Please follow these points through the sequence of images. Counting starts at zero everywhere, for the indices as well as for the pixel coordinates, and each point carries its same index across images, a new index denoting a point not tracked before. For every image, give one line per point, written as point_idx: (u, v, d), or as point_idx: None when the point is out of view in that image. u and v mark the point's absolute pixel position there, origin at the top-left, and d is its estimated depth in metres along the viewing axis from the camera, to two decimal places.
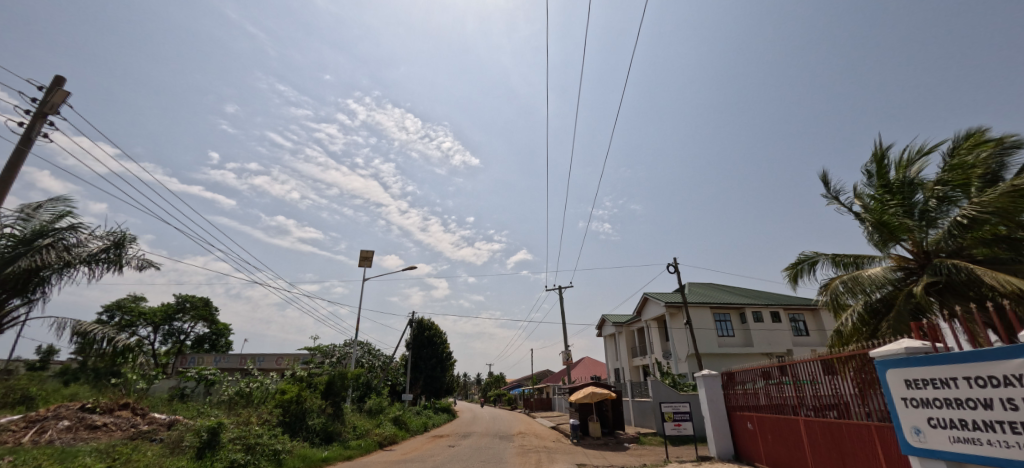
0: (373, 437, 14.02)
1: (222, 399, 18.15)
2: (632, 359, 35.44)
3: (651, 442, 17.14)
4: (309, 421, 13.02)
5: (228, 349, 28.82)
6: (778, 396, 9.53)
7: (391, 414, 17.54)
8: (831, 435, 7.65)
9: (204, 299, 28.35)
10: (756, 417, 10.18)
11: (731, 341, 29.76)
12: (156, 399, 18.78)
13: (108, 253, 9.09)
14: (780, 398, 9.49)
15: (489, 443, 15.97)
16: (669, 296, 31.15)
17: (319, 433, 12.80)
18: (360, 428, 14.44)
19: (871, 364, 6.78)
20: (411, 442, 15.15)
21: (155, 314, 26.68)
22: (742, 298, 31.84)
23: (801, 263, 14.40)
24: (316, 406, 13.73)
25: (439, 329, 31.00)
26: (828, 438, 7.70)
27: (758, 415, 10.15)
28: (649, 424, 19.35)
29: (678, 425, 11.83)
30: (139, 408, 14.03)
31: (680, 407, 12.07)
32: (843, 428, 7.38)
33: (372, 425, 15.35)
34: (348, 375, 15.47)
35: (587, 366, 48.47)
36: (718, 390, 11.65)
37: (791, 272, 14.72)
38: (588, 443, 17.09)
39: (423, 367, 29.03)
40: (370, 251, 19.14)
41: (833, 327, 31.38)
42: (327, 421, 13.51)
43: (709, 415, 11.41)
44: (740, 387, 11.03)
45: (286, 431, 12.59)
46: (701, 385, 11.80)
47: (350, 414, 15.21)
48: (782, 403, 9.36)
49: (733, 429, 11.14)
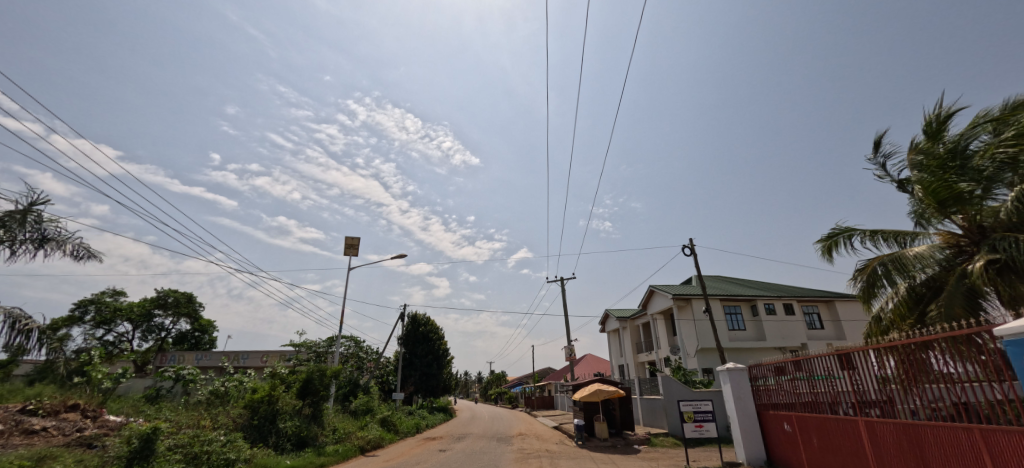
0: (353, 442, 12.48)
1: (196, 399, 16.66)
2: (638, 355, 33.90)
3: (664, 444, 15.61)
4: (279, 424, 11.55)
5: (212, 347, 27.44)
6: (823, 392, 8.04)
7: (377, 415, 16.01)
8: (875, 437, 6.68)
9: (187, 295, 26.89)
10: (794, 417, 8.69)
11: (743, 335, 28.27)
12: (124, 400, 17.25)
13: (14, 222, 8.40)
14: (825, 394, 7.98)
15: (485, 447, 14.42)
16: (676, 289, 29.60)
17: (292, 437, 11.37)
18: (339, 431, 12.91)
19: (962, 347, 5.23)
20: (399, 446, 13.67)
21: (133, 309, 24.93)
22: (753, 290, 30.33)
23: (837, 235, 13.69)
24: (290, 409, 12.29)
25: (434, 324, 29.46)
26: (903, 444, 6.17)
27: (796, 415, 8.66)
28: (660, 423, 17.83)
29: (701, 426, 10.30)
30: (91, 410, 12.56)
31: (702, 406, 10.50)
32: (899, 428, 6.27)
33: (355, 428, 13.84)
34: (332, 372, 14.02)
35: (590, 363, 46.95)
36: (746, 386, 10.13)
37: (824, 245, 14.15)
38: (594, 445, 15.56)
39: (418, 364, 27.53)
40: (356, 238, 17.62)
41: (849, 319, 29.86)
42: (302, 424, 12.01)
43: (736, 416, 9.90)
44: (776, 383, 9.48)
45: (252, 435, 11.12)
46: (724, 382, 10.33)
47: (330, 415, 13.74)
48: (814, 400, 8.26)
49: (765, 431, 9.72)
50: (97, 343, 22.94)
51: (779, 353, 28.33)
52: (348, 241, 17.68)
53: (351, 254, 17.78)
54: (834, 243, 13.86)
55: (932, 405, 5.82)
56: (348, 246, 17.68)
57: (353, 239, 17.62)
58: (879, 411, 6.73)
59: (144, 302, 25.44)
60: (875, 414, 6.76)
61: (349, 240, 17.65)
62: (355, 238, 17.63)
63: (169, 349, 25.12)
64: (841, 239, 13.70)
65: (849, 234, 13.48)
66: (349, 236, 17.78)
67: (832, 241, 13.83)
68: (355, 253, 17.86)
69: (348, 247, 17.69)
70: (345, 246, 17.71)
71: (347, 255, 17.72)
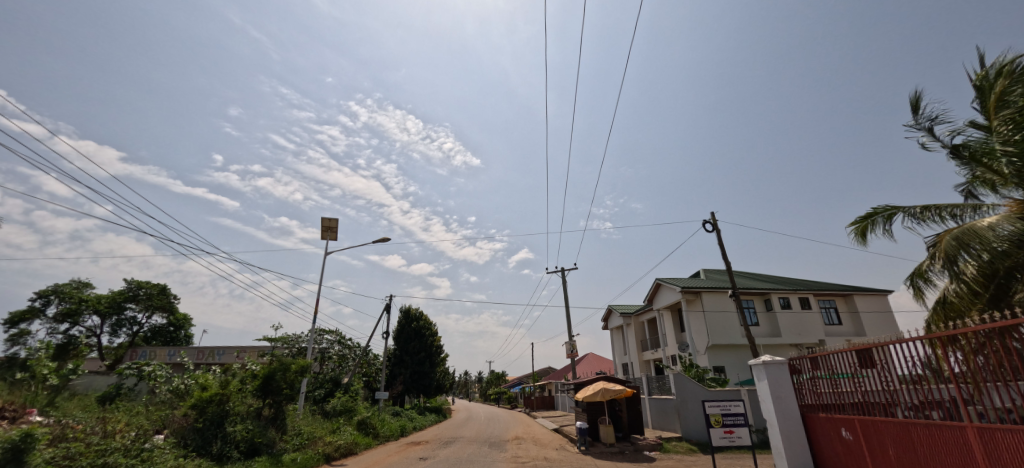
0: (317, 448, 10.66)
1: (153, 399, 14.89)
2: (643, 353, 32.12)
3: (678, 450, 13.94)
4: (228, 427, 9.80)
5: (188, 343, 25.76)
6: (880, 391, 6.56)
7: (357, 417, 14.25)
8: (936, 445, 5.57)
9: (161, 287, 25.25)
10: (852, 423, 7.03)
11: (756, 331, 26.43)
12: (74, 400, 15.48)
13: None
14: (884, 394, 6.50)
15: (474, 453, 12.64)
16: (684, 282, 27.79)
17: (243, 443, 9.63)
18: (304, 437, 11.11)
19: None
20: (377, 452, 12.07)
21: (101, 301, 23.09)
22: (767, 283, 28.50)
23: (874, 216, 11.81)
24: (243, 412, 10.46)
25: (428, 320, 27.70)
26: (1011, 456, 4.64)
27: (854, 420, 7.02)
28: (672, 427, 16.07)
29: (731, 433, 8.51)
30: (11, 410, 10.78)
31: (732, 407, 8.68)
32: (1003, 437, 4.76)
33: (325, 432, 12.00)
34: (305, 369, 12.22)
35: (592, 362, 45.04)
36: (787, 383, 8.31)
37: (859, 227, 12.29)
38: (599, 451, 13.74)
39: (409, 362, 25.69)
40: (333, 220, 15.83)
41: (868, 312, 28.10)
42: (256, 427, 10.20)
43: (776, 420, 8.10)
44: (824, 381, 7.86)
45: (194, 442, 9.40)
46: (760, 379, 8.50)
47: (299, 418, 12.05)
48: (863, 401, 6.97)
49: (813, 438, 7.96)
50: (60, 339, 21.16)
51: (795, 350, 26.51)
52: (324, 224, 15.85)
53: (330, 238, 16.01)
54: (869, 225, 11.99)
55: (1007, 407, 4.77)
56: (325, 229, 15.89)
57: (331, 221, 15.83)
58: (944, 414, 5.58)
59: (115, 294, 23.71)
60: (940, 417, 5.63)
61: (326, 223, 15.85)
62: (333, 220, 15.83)
63: (141, 344, 23.44)
64: (880, 220, 11.80)
65: (889, 213, 11.61)
66: (326, 219, 15.98)
67: (867, 222, 11.97)
68: (333, 237, 16.10)
69: (325, 230, 15.89)
70: (322, 229, 15.92)
71: (325, 239, 15.96)
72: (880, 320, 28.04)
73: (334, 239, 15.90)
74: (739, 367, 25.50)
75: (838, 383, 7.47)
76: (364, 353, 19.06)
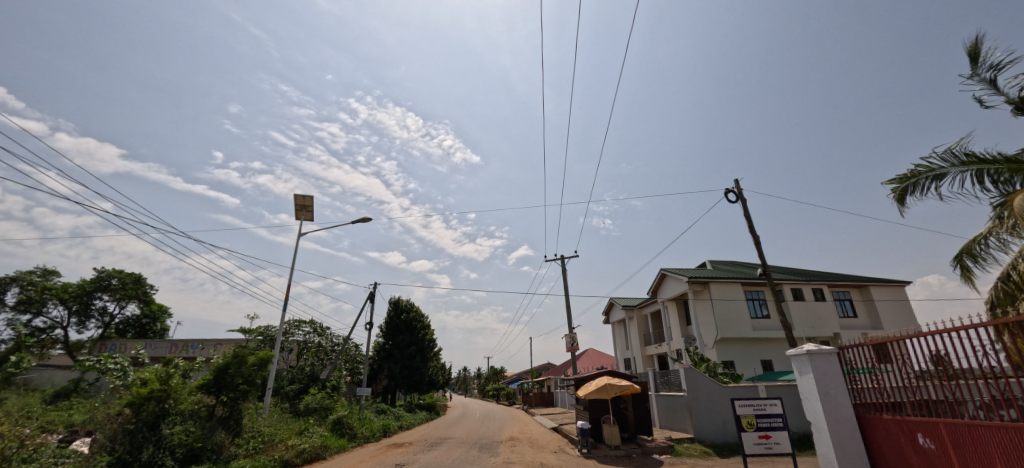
0: (273, 453, 9.10)
1: (106, 396, 13.35)
2: (646, 348, 30.62)
3: (691, 453, 12.47)
4: (165, 429, 8.30)
5: (164, 336, 24.19)
6: (928, 387, 5.64)
7: (331, 415, 12.75)
8: (1021, 454, 4.51)
9: (135, 276, 23.59)
10: (915, 426, 5.80)
11: (767, 324, 24.91)
12: (20, 397, 13.93)
13: None
14: (932, 391, 5.58)
15: (460, 457, 11.08)
16: (691, 272, 26.27)
17: (180, 448, 8.15)
18: (260, 440, 9.58)
19: None
20: (351, 457, 10.57)
21: (67, 290, 21.50)
22: (777, 274, 26.99)
23: (917, 178, 10.28)
24: (188, 409, 8.91)
25: (420, 312, 26.26)
26: None
27: (909, 423, 5.87)
28: (684, 427, 14.57)
29: (767, 438, 7.00)
30: None
31: (769, 407, 7.16)
32: None
33: (290, 433, 10.47)
34: (266, 361, 10.67)
35: (592, 357, 43.54)
36: (837, 376, 6.77)
37: (897, 190, 10.78)
38: (603, 455, 12.21)
39: (399, 356, 24.16)
40: (309, 197, 14.23)
41: (885, 305, 26.57)
42: (201, 427, 8.69)
43: (825, 421, 6.58)
44: (867, 376, 6.69)
45: (118, 448, 7.83)
46: (803, 373, 6.99)
47: (261, 418, 10.56)
48: (921, 398, 5.82)
49: (872, 446, 6.42)
50: (19, 330, 19.57)
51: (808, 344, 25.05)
52: (298, 202, 14.26)
53: (305, 217, 14.47)
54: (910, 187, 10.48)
55: None
56: (300, 208, 14.32)
57: (305, 199, 14.25)
58: (1021, 413, 4.55)
59: (83, 283, 22.09)
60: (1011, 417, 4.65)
61: (300, 201, 14.25)
62: (308, 198, 14.24)
63: (112, 337, 21.86)
64: (924, 182, 10.26)
65: (937, 174, 10.04)
66: (300, 196, 14.37)
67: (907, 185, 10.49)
68: (309, 216, 14.55)
69: (300, 208, 14.33)
70: (296, 208, 14.34)
71: (300, 219, 14.40)
72: (898, 313, 26.56)
73: (309, 219, 14.38)
74: (749, 361, 23.99)
75: (878, 378, 6.48)
76: (345, 345, 17.50)
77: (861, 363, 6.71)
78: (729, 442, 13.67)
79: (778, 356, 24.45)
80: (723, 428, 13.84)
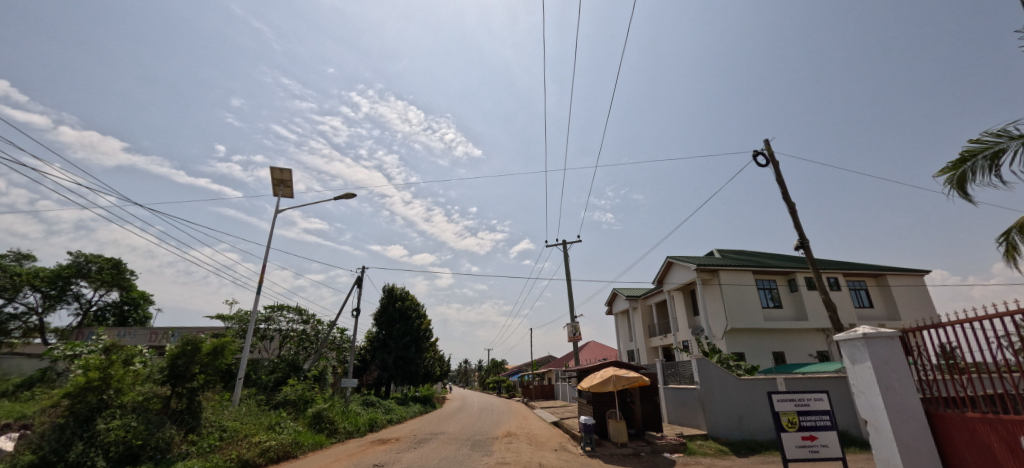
0: (232, 452, 7.91)
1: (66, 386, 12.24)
2: (650, 339, 29.44)
3: (706, 452, 11.30)
4: (101, 424, 7.09)
5: (145, 323, 23.12)
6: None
7: (310, 408, 11.64)
8: None
9: (114, 261, 22.50)
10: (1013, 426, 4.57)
11: (779, 314, 23.69)
12: None
13: None
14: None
15: (450, 455, 9.89)
16: (699, 259, 24.99)
17: (115, 447, 6.93)
18: (218, 438, 8.39)
19: None
20: (327, 455, 9.42)
21: (41, 275, 20.38)
22: (789, 263, 25.67)
23: (972, 159, 8.48)
24: (134, 402, 7.79)
25: (415, 300, 25.16)
26: None
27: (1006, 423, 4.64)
28: (697, 423, 13.40)
29: (812, 440, 5.80)
30: None
31: (814, 402, 5.93)
32: None
33: (259, 428, 9.32)
34: (222, 346, 9.30)
35: (595, 350, 42.47)
36: (899, 364, 5.52)
37: (953, 176, 9.01)
38: (608, 454, 11.01)
39: (393, 346, 23.02)
40: (286, 171, 12.96)
41: (903, 296, 25.25)
42: (146, 421, 7.50)
43: (887, 421, 5.36)
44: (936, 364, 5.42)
45: (41, 447, 6.61)
46: (856, 361, 5.77)
47: (225, 411, 9.42)
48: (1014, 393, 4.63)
49: (948, 451, 5.19)
50: None
51: (822, 336, 23.83)
52: (275, 177, 13.02)
53: (283, 193, 13.26)
54: (966, 171, 8.71)
55: None
56: (277, 183, 13.09)
57: (283, 173, 13.01)
58: None
59: (59, 268, 20.93)
60: None
61: (277, 176, 13.01)
62: (286, 173, 13.00)
63: (90, 324, 20.78)
64: (984, 161, 8.40)
65: (996, 150, 8.15)
66: (277, 171, 13.11)
67: (962, 169, 8.70)
68: (288, 192, 13.34)
69: (277, 183, 13.11)
70: (273, 183, 13.11)
71: (277, 196, 13.17)
72: (917, 304, 25.25)
73: (287, 196, 13.18)
74: (760, 353, 22.79)
75: (950, 367, 5.22)
76: (330, 333, 16.35)
77: (929, 348, 5.43)
78: (746, 440, 12.49)
79: (791, 347, 23.26)
80: (739, 424, 12.71)
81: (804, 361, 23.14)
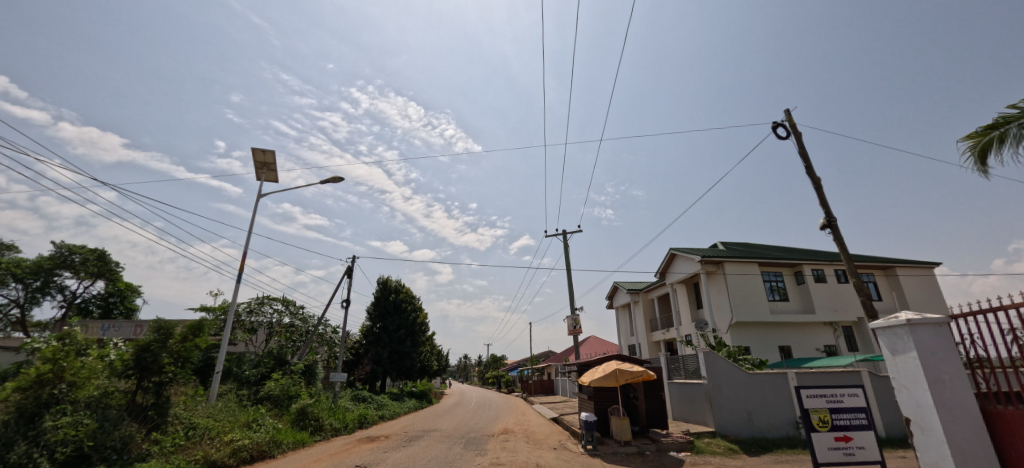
0: (198, 453, 7.19)
1: None
2: (652, 334, 28.77)
3: (715, 450, 10.61)
4: (49, 422, 6.31)
5: (132, 316, 22.40)
6: None
7: (293, 405, 10.95)
8: None
9: (100, 251, 21.74)
10: None
11: (786, 307, 23.01)
12: None
13: None
14: None
15: (440, 455, 9.18)
16: (703, 251, 24.25)
17: (63, 449, 6.11)
18: (184, 437, 7.65)
19: None
20: (308, 454, 8.74)
21: (22, 266, 19.60)
22: (796, 255, 24.93)
23: (1004, 128, 7.67)
24: (91, 397, 7.10)
25: (411, 293, 24.45)
26: None
27: None
28: (704, 420, 12.74)
29: (847, 442, 5.09)
30: None
31: (848, 399, 5.23)
32: None
33: (233, 426, 8.62)
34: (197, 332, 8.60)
35: (594, 344, 41.86)
36: (949, 355, 4.80)
37: (978, 146, 8.27)
38: (611, 452, 10.31)
39: (387, 340, 22.36)
40: (269, 152, 12.18)
41: (913, 289, 24.55)
42: (101, 419, 6.76)
43: (934, 419, 4.67)
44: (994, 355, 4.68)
45: None
46: (898, 351, 5.07)
47: (197, 407, 8.76)
48: None
49: (1010, 456, 4.46)
50: None
51: (829, 330, 23.15)
52: (258, 159, 12.25)
53: (267, 177, 12.51)
54: (994, 141, 7.95)
55: None
56: (260, 167, 12.34)
57: (266, 155, 12.23)
58: None
59: (41, 259, 20.11)
60: None
61: (260, 158, 12.24)
62: (268, 155, 12.23)
63: (73, 317, 20.01)
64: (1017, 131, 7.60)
65: None
66: (260, 152, 12.33)
67: (991, 138, 7.92)
68: (272, 176, 12.59)
69: (260, 166, 12.35)
70: (255, 165, 12.35)
71: (260, 180, 12.41)
72: (926, 297, 24.56)
73: (271, 180, 12.44)
74: (766, 347, 22.11)
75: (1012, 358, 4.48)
76: (319, 326, 15.64)
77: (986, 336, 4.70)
78: (756, 438, 11.82)
79: (797, 342, 22.61)
80: (749, 421, 12.04)
81: (811, 356, 22.47)
